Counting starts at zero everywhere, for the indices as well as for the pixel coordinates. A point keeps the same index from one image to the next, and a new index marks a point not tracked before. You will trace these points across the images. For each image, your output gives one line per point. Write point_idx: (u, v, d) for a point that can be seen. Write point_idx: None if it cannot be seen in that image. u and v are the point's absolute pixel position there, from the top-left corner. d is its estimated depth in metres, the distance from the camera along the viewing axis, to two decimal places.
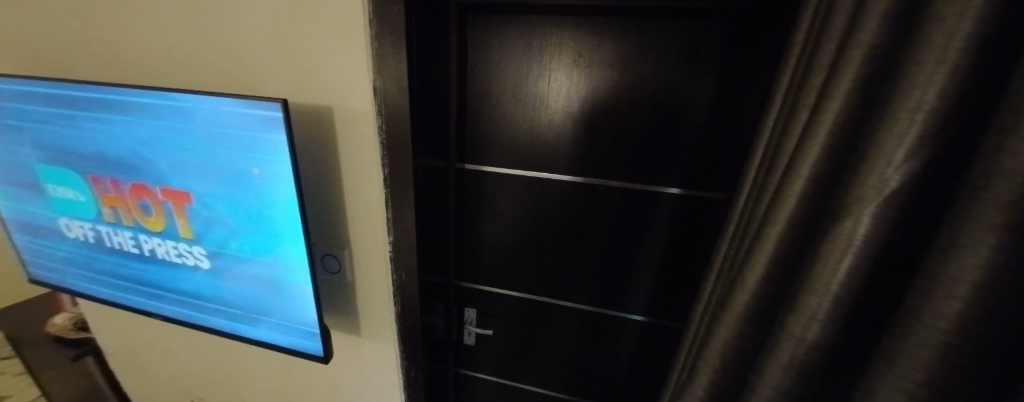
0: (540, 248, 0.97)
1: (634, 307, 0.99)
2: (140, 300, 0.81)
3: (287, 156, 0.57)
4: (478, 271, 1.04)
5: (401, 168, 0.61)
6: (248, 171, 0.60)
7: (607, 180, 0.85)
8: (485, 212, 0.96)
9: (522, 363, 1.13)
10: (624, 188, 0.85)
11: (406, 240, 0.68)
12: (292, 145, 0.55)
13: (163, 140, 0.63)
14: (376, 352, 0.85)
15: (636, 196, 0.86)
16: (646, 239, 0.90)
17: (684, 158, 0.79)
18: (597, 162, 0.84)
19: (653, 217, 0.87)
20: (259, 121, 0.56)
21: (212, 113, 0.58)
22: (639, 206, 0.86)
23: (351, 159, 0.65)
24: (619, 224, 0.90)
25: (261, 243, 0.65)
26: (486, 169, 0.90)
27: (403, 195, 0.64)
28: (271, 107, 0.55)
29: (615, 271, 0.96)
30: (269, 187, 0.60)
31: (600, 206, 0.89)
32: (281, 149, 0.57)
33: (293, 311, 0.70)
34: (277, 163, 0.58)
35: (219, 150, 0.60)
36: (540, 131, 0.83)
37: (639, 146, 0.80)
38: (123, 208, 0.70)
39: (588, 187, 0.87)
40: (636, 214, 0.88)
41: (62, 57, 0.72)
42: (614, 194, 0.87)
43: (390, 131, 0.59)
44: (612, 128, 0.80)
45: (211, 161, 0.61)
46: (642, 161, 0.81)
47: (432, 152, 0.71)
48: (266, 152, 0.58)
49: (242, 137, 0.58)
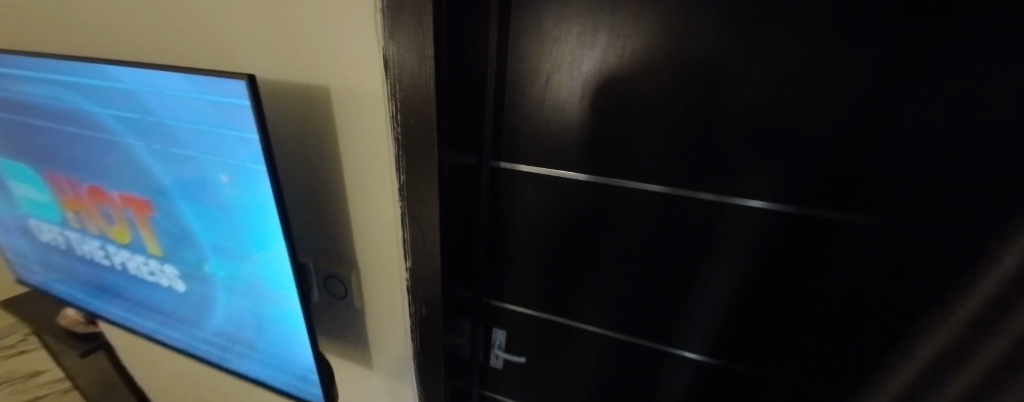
0: (586, 268, 0.79)
1: (701, 347, 0.79)
2: (121, 313, 0.69)
3: (263, 163, 0.37)
4: (508, 287, 0.88)
5: (424, 176, 0.44)
6: (212, 179, 0.41)
7: (693, 192, 0.63)
8: (521, 220, 0.78)
9: (555, 392, 0.98)
10: (706, 204, 0.64)
11: (426, 267, 0.52)
12: (253, 148, 0.37)
13: (104, 127, 0.45)
14: (388, 388, 0.71)
15: (720, 216, 0.64)
16: (727, 269, 0.69)
17: (807, 170, 0.54)
18: (674, 165, 0.62)
19: (742, 244, 0.65)
20: (217, 109, 0.36)
21: (158, 93, 0.39)
22: (725, 228, 0.65)
23: (356, 160, 0.49)
24: (691, 247, 0.69)
25: (241, 270, 0.49)
26: (524, 170, 0.72)
27: (424, 210, 0.47)
28: (232, 85, 0.34)
29: (679, 301, 0.76)
30: (243, 203, 0.42)
31: (668, 223, 0.68)
32: (257, 150, 0.37)
33: (287, 351, 0.56)
34: (246, 172, 0.39)
35: (176, 148, 0.41)
36: (597, 123, 0.63)
37: (739, 149, 0.57)
38: (85, 214, 0.56)
39: (663, 199, 0.66)
40: (722, 239, 0.66)
41: (42, 26, 0.61)
42: (689, 213, 0.66)
43: (409, 128, 0.42)
44: (700, 123, 0.57)
45: (166, 161, 0.43)
46: (737, 169, 0.58)
47: (461, 149, 0.53)
48: (233, 154, 0.38)
49: (197, 130, 0.38)
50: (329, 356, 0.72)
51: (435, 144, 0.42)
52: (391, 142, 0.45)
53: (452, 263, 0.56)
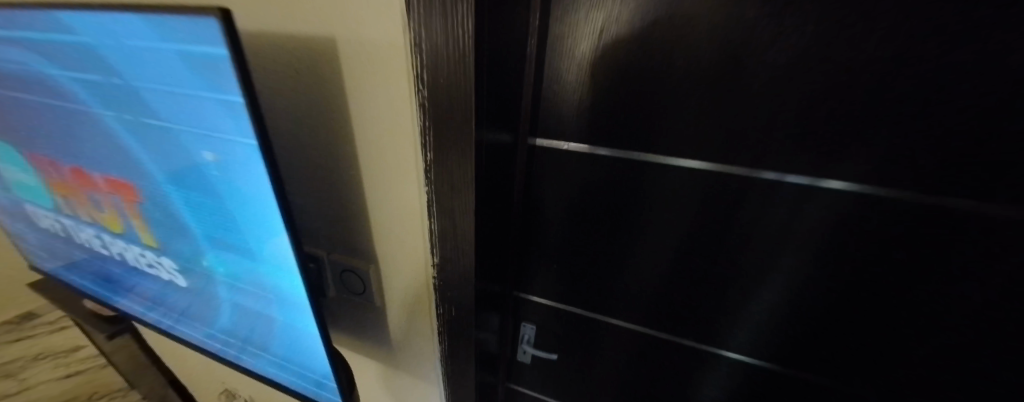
0: (632, 264, 0.68)
1: (763, 355, 0.68)
2: (129, 304, 0.65)
3: (252, 137, 0.29)
4: (540, 279, 0.79)
5: (457, 155, 0.35)
6: (196, 159, 0.33)
7: (782, 175, 0.49)
8: (557, 208, 0.68)
9: (587, 389, 0.90)
10: (793, 198, 0.50)
11: (458, 264, 0.43)
12: (239, 117, 0.28)
13: (70, 96, 0.37)
14: (411, 389, 0.65)
15: (812, 213, 0.50)
16: (810, 276, 0.56)
17: (958, 155, 0.40)
18: (758, 149, 0.48)
19: (837, 247, 0.52)
20: (189, 65, 0.27)
21: (116, 46, 0.30)
22: (818, 228, 0.51)
23: (371, 135, 0.39)
24: (766, 248, 0.56)
25: (241, 267, 0.42)
26: (564, 149, 0.60)
27: (456, 197, 0.38)
28: (200, 27, 0.25)
29: (742, 307, 0.64)
30: (235, 189, 0.33)
31: (740, 219, 0.55)
32: (239, 121, 0.28)
33: (300, 353, 0.49)
34: (236, 150, 0.30)
35: (150, 120, 0.33)
36: (658, 93, 0.49)
37: (858, 128, 0.42)
38: (74, 199, 0.50)
39: (739, 185, 0.52)
40: (814, 237, 0.52)
41: None
42: (770, 207, 0.52)
43: (439, 91, 0.32)
44: (808, 92, 0.42)
45: (142, 138, 0.35)
46: (851, 155, 0.44)
47: (498, 122, 0.43)
48: (216, 125, 0.29)
49: (171, 95, 0.30)
50: (343, 351, 0.67)
51: (471, 113, 0.32)
52: (414, 110, 0.35)
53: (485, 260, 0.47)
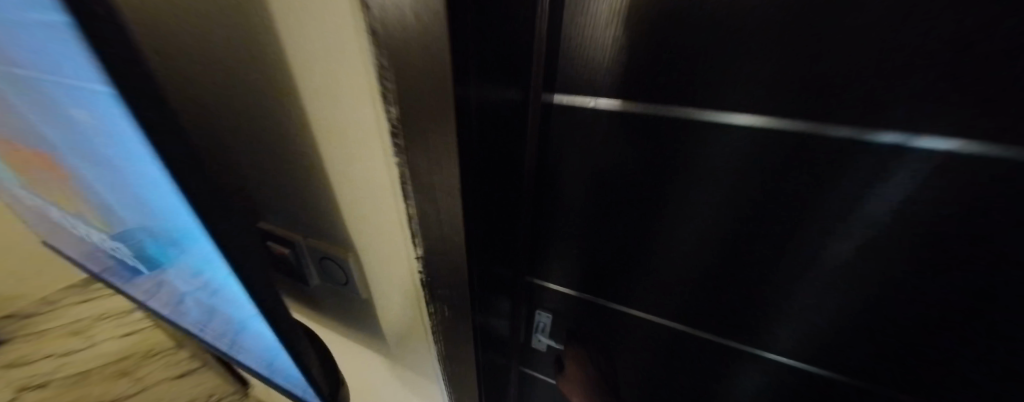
0: (669, 250, 0.56)
1: (829, 365, 0.56)
2: (120, 284, 0.62)
3: (100, 86, 0.19)
4: (558, 264, 0.69)
5: (428, 120, 0.25)
6: (77, 122, 0.24)
7: (906, 136, 0.34)
8: (579, 182, 0.56)
9: None
10: (909, 172, 0.36)
11: (447, 260, 0.34)
12: (76, 61, 0.18)
13: None
14: (410, 383, 0.59)
15: (933, 193, 0.36)
16: (912, 276, 0.43)
17: None
18: (864, 100, 0.34)
19: (964, 239, 0.38)
20: None
21: None
22: (937, 212, 0.37)
23: (320, 93, 0.29)
24: (854, 239, 0.43)
25: (179, 257, 0.34)
26: (590, 108, 0.48)
27: (434, 177, 0.28)
28: None
29: (808, 307, 0.52)
30: (129, 161, 0.25)
31: (823, 201, 0.42)
32: (76, 60, 0.19)
33: (270, 354, 0.43)
34: (103, 112, 0.21)
35: (16, 68, 0.24)
36: (724, 27, 0.36)
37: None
38: (27, 174, 0.44)
39: (833, 151, 0.38)
40: (934, 223, 0.38)
41: None
42: (869, 184, 0.39)
43: (391, 11, 0.21)
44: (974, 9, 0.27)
45: (24, 94, 0.27)
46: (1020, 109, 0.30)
47: (500, 73, 0.32)
48: (66, 66, 0.20)
49: (6, 25, 0.21)
50: (325, 337, 0.62)
51: (443, 58, 0.21)
52: (364, 54, 0.24)
53: (484, 255, 0.38)
